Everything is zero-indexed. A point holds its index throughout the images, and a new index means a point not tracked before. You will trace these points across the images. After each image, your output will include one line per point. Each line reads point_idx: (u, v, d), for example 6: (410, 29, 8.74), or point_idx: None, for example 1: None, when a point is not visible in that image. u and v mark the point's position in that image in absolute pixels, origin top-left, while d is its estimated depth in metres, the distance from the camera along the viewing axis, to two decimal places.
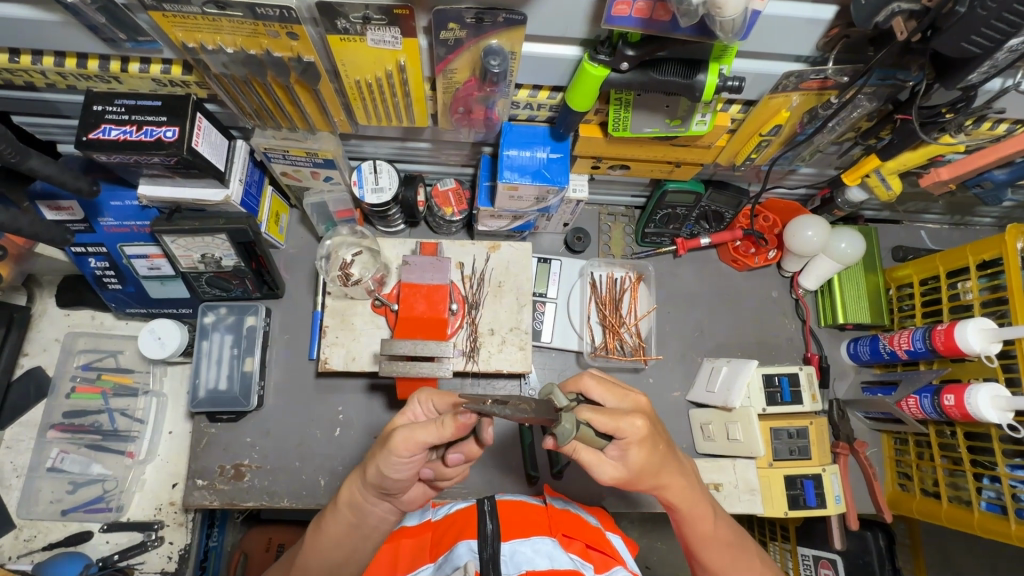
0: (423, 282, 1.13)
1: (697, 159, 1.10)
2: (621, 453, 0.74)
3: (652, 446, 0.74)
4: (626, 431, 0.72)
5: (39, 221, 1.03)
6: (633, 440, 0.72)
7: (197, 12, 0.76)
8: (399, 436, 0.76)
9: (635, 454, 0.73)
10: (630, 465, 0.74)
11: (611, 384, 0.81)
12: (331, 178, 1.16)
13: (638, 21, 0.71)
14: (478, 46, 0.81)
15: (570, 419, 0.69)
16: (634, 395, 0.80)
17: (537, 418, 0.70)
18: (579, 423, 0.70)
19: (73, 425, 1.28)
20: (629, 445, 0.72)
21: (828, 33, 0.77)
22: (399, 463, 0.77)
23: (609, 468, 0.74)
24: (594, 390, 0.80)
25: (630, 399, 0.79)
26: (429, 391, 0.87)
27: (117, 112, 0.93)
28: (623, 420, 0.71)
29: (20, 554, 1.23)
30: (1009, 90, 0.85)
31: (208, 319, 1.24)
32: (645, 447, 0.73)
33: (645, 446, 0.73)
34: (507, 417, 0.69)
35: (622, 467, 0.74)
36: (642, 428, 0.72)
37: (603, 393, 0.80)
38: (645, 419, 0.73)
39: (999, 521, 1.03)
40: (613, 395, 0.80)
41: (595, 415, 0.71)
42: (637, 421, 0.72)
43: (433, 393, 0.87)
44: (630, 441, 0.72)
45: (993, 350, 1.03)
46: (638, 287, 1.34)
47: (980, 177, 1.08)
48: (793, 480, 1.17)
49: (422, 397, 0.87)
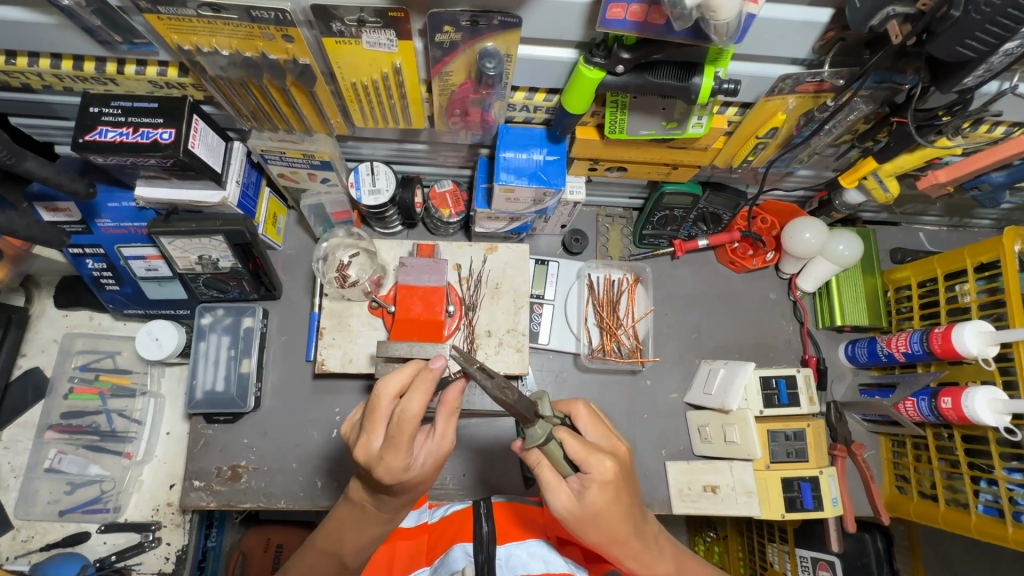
0: (420, 284, 1.14)
1: (694, 161, 1.10)
2: (580, 489, 0.73)
3: (615, 494, 0.73)
4: (593, 468, 0.71)
5: (35, 223, 1.03)
6: (597, 479, 0.71)
7: (193, 14, 0.76)
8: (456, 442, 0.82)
9: (594, 495, 0.71)
10: (585, 505, 0.72)
11: (597, 420, 0.82)
12: (329, 179, 1.16)
13: (633, 24, 0.71)
14: (474, 48, 0.81)
15: (543, 427, 0.73)
16: (616, 438, 0.80)
17: (516, 408, 0.73)
18: (550, 436, 0.73)
19: (71, 426, 1.28)
20: (591, 483, 0.71)
21: (823, 36, 0.77)
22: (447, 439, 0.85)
23: (563, 497, 0.73)
24: (581, 417, 0.81)
25: (609, 442, 0.79)
26: (393, 454, 0.74)
27: (113, 114, 0.94)
28: (593, 455, 0.72)
29: (18, 555, 1.23)
30: (1005, 92, 0.85)
31: (205, 321, 1.24)
32: (606, 493, 0.72)
33: (607, 492, 0.72)
34: (488, 392, 0.73)
35: (577, 504, 0.73)
36: (610, 469, 0.71)
37: (587, 425, 0.81)
38: (616, 464, 0.72)
39: (995, 525, 1.03)
40: (596, 431, 0.80)
41: (569, 438, 0.72)
42: (607, 463, 0.72)
43: (393, 452, 0.74)
44: (592, 478, 0.71)
45: (990, 353, 1.03)
46: (635, 290, 1.34)
47: (978, 179, 1.07)
48: (790, 482, 1.17)
49: (398, 462, 0.74)
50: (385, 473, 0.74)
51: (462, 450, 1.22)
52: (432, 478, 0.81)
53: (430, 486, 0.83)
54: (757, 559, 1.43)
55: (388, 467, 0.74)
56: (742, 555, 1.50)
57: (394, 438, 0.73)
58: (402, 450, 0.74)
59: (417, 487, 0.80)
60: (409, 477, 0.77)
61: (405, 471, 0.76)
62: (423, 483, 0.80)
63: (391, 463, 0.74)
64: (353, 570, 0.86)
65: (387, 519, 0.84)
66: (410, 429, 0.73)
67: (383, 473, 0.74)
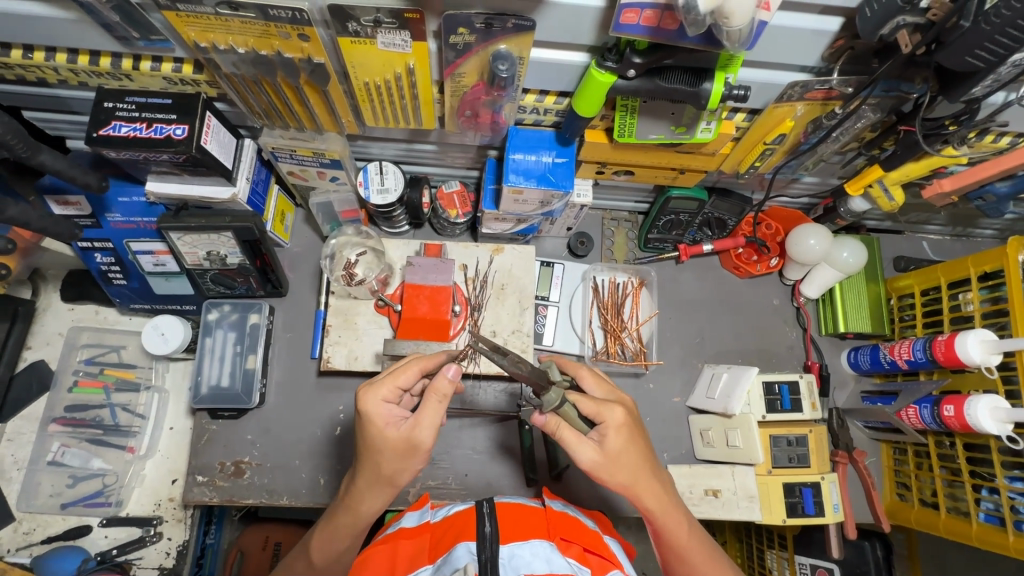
0: (427, 283, 1.16)
1: (702, 167, 1.10)
2: (600, 439, 0.81)
3: (630, 438, 0.81)
4: (607, 416, 0.81)
5: (47, 216, 1.04)
6: (612, 425, 0.80)
7: (210, 12, 0.77)
8: (426, 435, 0.82)
9: (612, 440, 0.80)
10: (607, 451, 0.80)
11: (601, 379, 0.90)
12: (338, 178, 1.17)
13: (646, 29, 0.72)
14: (487, 50, 0.82)
15: (557, 393, 0.82)
16: (620, 392, 0.89)
17: (530, 378, 0.80)
18: (564, 400, 0.82)
19: (76, 418, 1.28)
20: (608, 429, 0.80)
21: (833, 44, 0.79)
22: (433, 451, 0.84)
23: (587, 451, 0.79)
24: (587, 378, 0.89)
25: (615, 394, 0.88)
26: (380, 383, 0.85)
27: (127, 109, 0.94)
28: (604, 406, 0.81)
29: (19, 547, 1.23)
30: (1012, 103, 0.86)
31: (212, 316, 1.26)
32: (622, 436, 0.80)
33: (623, 434, 0.80)
34: (505, 369, 0.78)
35: (601, 452, 0.80)
36: (622, 415, 0.80)
37: (593, 384, 0.89)
38: (625, 410, 0.82)
39: (996, 533, 1.04)
40: (602, 388, 0.89)
41: (581, 397, 0.82)
42: (617, 409, 0.81)
43: (385, 384, 0.85)
44: (608, 425, 0.80)
45: (992, 362, 1.04)
46: (640, 293, 1.35)
47: (983, 190, 1.08)
48: (791, 488, 1.18)
49: (379, 391, 0.84)
50: (361, 399, 0.84)
51: (465, 449, 1.23)
52: (390, 450, 0.82)
53: (386, 461, 0.83)
54: (756, 564, 1.43)
55: (368, 395, 0.84)
56: (740, 560, 1.51)
57: (395, 369, 0.86)
58: (390, 384, 0.84)
59: (376, 449, 0.83)
60: (376, 421, 0.83)
61: (376, 407, 0.83)
62: (383, 446, 0.83)
63: (375, 390, 0.84)
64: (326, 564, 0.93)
65: (356, 513, 0.89)
66: (408, 373, 0.86)
67: (362, 394, 0.84)
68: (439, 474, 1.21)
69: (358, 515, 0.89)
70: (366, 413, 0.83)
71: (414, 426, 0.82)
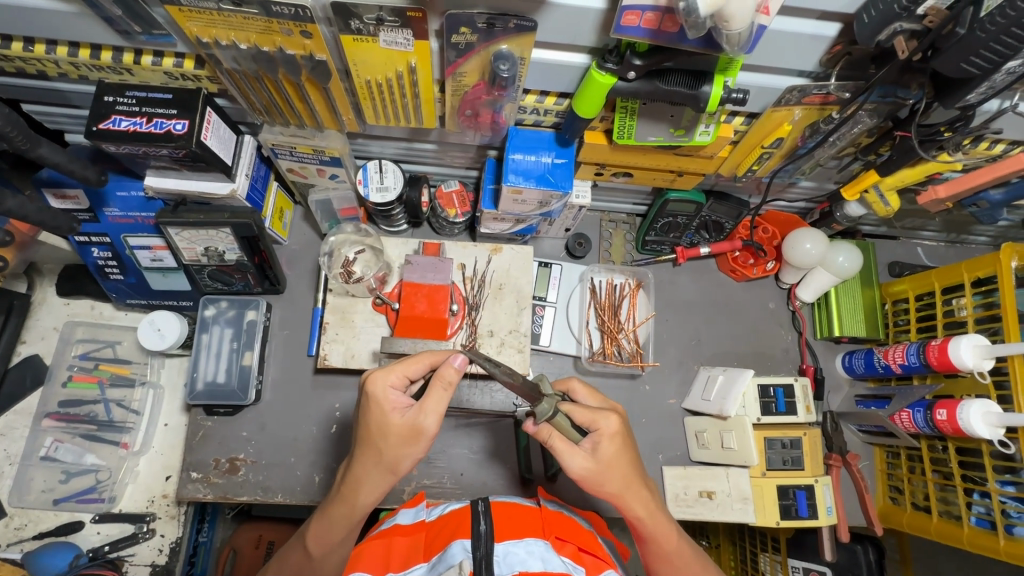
0: (425, 282, 1.15)
1: (699, 170, 1.11)
2: (592, 448, 0.81)
3: (623, 446, 0.81)
4: (601, 424, 0.81)
5: (45, 209, 1.03)
6: (606, 433, 0.81)
7: (213, 8, 0.77)
8: (430, 422, 0.82)
9: (605, 448, 0.80)
10: (600, 458, 0.80)
11: (593, 391, 0.92)
12: (337, 176, 1.17)
13: (647, 31, 0.73)
14: (489, 50, 0.83)
15: (550, 403, 0.82)
16: (613, 401, 0.90)
17: (522, 388, 0.81)
18: (557, 410, 0.82)
19: (69, 414, 1.28)
20: (602, 437, 0.80)
21: (831, 50, 0.80)
22: (433, 439, 0.84)
23: (579, 459, 0.80)
24: (580, 390, 0.92)
25: (607, 403, 0.89)
26: (390, 368, 0.85)
27: (127, 104, 0.94)
28: (599, 415, 0.81)
29: (11, 542, 1.23)
30: (1006, 111, 0.86)
31: (209, 312, 1.25)
32: (616, 444, 0.81)
33: (616, 442, 0.81)
34: (499, 379, 0.79)
35: (593, 460, 0.80)
36: (616, 423, 0.81)
37: (586, 396, 0.91)
38: (619, 419, 0.82)
39: (987, 537, 1.05)
40: (594, 399, 0.91)
41: (574, 406, 0.83)
42: (612, 417, 0.81)
43: (394, 369, 0.85)
44: (602, 432, 0.81)
45: (985, 367, 1.05)
46: (637, 295, 1.36)
47: (977, 197, 1.09)
48: (785, 490, 1.19)
49: (388, 377, 0.85)
50: (369, 381, 0.84)
51: (461, 448, 1.23)
52: (392, 435, 0.83)
53: (387, 446, 0.83)
54: (749, 567, 1.44)
55: (377, 377, 0.84)
56: (733, 564, 1.51)
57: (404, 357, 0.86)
58: (399, 370, 0.85)
59: (380, 433, 0.83)
60: (382, 405, 0.83)
61: (383, 391, 0.84)
62: (386, 431, 0.83)
63: (385, 374, 0.85)
64: (321, 559, 0.93)
65: (351, 504, 0.88)
66: (419, 363, 0.87)
67: (371, 377, 0.85)
68: (434, 473, 1.21)
69: (354, 506, 0.88)
70: (373, 396, 0.84)
71: (417, 412, 0.82)
